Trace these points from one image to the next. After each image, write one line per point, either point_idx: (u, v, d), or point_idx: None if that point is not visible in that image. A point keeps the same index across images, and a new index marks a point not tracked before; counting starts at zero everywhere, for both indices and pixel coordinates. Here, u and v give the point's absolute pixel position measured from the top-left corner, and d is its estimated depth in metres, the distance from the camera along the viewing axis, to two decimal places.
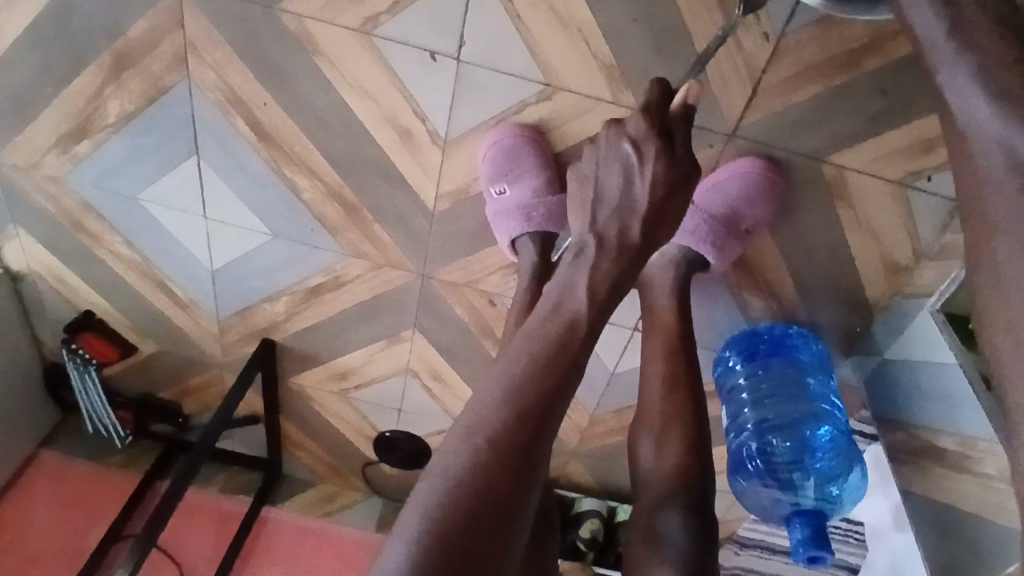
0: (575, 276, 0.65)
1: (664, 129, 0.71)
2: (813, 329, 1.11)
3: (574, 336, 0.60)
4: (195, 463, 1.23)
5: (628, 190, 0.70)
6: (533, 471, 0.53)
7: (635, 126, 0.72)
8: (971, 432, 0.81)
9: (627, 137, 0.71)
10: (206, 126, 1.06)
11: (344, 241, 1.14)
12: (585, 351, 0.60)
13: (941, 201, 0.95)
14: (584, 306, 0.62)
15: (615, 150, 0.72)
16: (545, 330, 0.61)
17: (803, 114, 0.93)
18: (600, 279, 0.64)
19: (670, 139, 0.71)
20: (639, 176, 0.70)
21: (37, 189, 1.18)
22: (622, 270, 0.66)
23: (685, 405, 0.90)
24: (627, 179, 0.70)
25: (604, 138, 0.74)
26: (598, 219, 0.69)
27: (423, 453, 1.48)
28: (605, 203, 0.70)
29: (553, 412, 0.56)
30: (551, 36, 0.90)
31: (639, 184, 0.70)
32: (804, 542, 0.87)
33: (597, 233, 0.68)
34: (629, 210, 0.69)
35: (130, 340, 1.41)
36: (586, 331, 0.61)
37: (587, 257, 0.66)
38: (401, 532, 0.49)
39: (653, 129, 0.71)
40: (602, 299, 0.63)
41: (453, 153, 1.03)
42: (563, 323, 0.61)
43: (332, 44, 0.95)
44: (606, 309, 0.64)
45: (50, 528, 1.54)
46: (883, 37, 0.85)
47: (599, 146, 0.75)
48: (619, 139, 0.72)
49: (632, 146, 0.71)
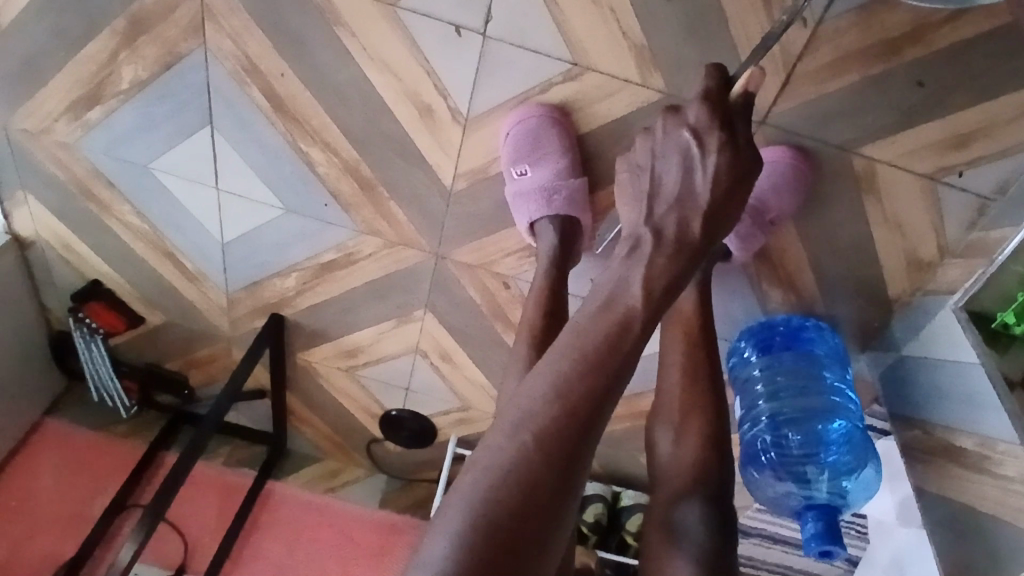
0: (628, 270, 0.64)
1: (725, 120, 0.71)
2: (830, 322, 1.09)
3: (628, 334, 0.58)
4: (204, 437, 1.23)
5: (688, 181, 0.69)
6: (578, 473, 0.53)
7: (695, 116, 0.72)
8: (993, 434, 0.80)
9: (686, 126, 0.71)
10: (221, 95, 1.03)
11: (358, 218, 1.12)
12: (636, 348, 0.58)
13: (971, 197, 0.93)
14: (637, 302, 0.61)
15: (674, 139, 0.72)
16: (595, 324, 0.59)
17: (837, 104, 0.91)
18: (655, 275, 0.63)
19: (731, 129, 0.71)
20: (700, 167, 0.69)
21: (47, 155, 1.15)
22: (679, 267, 0.64)
23: (706, 397, 0.89)
24: (687, 170, 0.69)
25: (661, 128, 0.74)
26: (655, 211, 0.68)
27: (431, 433, 1.47)
28: (664, 194, 0.69)
29: (600, 415, 0.54)
30: (582, 16, 0.88)
31: (699, 175, 0.69)
32: (815, 536, 0.85)
33: (654, 228, 0.66)
34: (688, 202, 0.68)
35: (137, 310, 1.39)
36: (637, 328, 0.59)
37: (643, 253, 0.65)
38: (443, 526, 0.48)
39: (714, 119, 0.72)
40: (657, 297, 0.62)
41: (475, 131, 1.01)
42: (615, 318, 0.59)
43: (356, 17, 0.93)
44: (660, 307, 0.62)
45: (53, 496, 1.52)
46: (925, 26, 0.83)
47: (656, 135, 0.74)
48: (678, 129, 0.72)
49: (692, 136, 0.71)
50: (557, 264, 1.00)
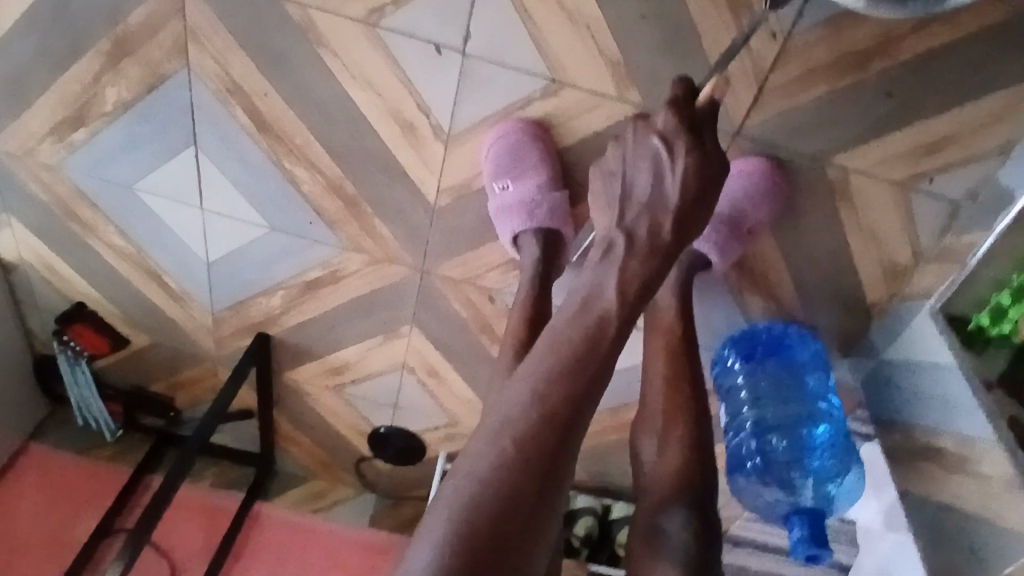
0: (603, 275, 0.65)
1: (692, 126, 0.73)
2: (810, 329, 1.11)
3: (605, 336, 0.60)
4: (190, 458, 1.22)
5: (659, 186, 0.71)
6: (560, 477, 0.54)
7: (665, 123, 0.73)
8: (971, 434, 0.80)
9: (656, 133, 0.73)
10: (205, 115, 1.04)
11: (343, 235, 1.13)
12: (614, 351, 0.60)
13: (942, 204, 0.95)
14: (614, 305, 0.62)
15: (645, 146, 0.74)
16: (574, 329, 0.60)
17: (809, 115, 0.93)
18: (631, 278, 0.64)
19: (700, 135, 0.73)
20: (670, 172, 0.71)
21: (31, 177, 1.16)
22: (652, 269, 0.66)
23: (689, 403, 0.90)
24: (658, 176, 0.71)
25: (633, 135, 0.76)
26: (628, 216, 0.70)
27: (418, 449, 1.47)
28: (635, 200, 0.71)
29: (580, 420, 0.55)
30: (559, 32, 0.90)
31: (670, 180, 0.71)
32: (801, 541, 0.84)
33: (628, 232, 0.68)
34: (659, 207, 0.70)
35: (121, 331, 1.39)
36: (615, 331, 0.60)
37: (616, 257, 0.66)
38: (428, 531, 0.49)
39: (683, 126, 0.73)
40: (632, 300, 0.63)
41: (456, 147, 1.02)
42: (592, 321, 0.61)
43: (336, 35, 0.95)
44: (636, 310, 0.63)
45: (36, 522, 1.51)
46: (891, 38, 0.86)
47: (628, 143, 0.76)
48: (648, 136, 0.73)
49: (662, 142, 0.72)
50: (541, 276, 1.01)
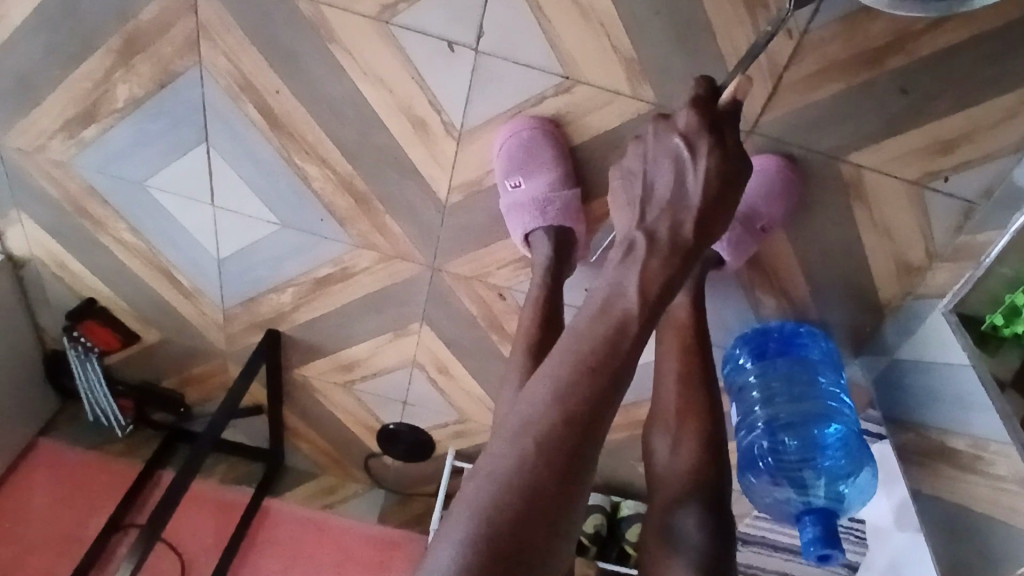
0: (623, 275, 0.65)
1: (712, 125, 0.73)
2: (823, 327, 1.10)
3: (625, 336, 0.60)
4: (201, 453, 1.22)
5: (680, 185, 0.70)
6: (580, 478, 0.53)
7: (685, 122, 0.73)
8: (984, 433, 0.80)
9: (677, 132, 0.73)
10: (216, 112, 1.04)
11: (354, 232, 1.13)
12: (633, 351, 0.59)
13: (957, 202, 0.95)
14: (635, 305, 0.62)
15: (665, 145, 0.74)
16: (593, 329, 0.60)
17: (824, 112, 0.92)
18: (650, 278, 0.64)
19: (720, 133, 0.73)
20: (691, 171, 0.71)
21: (42, 173, 1.16)
22: (673, 269, 0.66)
23: (703, 402, 0.89)
24: (678, 175, 0.71)
25: (653, 134, 0.76)
26: (648, 215, 0.70)
27: (428, 445, 1.47)
28: (656, 200, 0.71)
29: (600, 421, 0.55)
30: (573, 29, 0.90)
31: (690, 180, 0.70)
32: (814, 541, 0.84)
33: (648, 231, 0.68)
34: (679, 206, 0.69)
35: (132, 327, 1.40)
36: (635, 331, 0.60)
37: (636, 257, 0.66)
38: (448, 533, 0.49)
39: (703, 124, 0.73)
40: (652, 300, 0.63)
41: (468, 144, 1.02)
42: (612, 322, 0.61)
43: (349, 33, 0.94)
44: (656, 310, 0.63)
45: (46, 517, 1.52)
46: (906, 36, 0.85)
47: (647, 142, 0.76)
48: (669, 135, 0.73)
49: (683, 142, 0.72)
50: (553, 273, 1.01)
